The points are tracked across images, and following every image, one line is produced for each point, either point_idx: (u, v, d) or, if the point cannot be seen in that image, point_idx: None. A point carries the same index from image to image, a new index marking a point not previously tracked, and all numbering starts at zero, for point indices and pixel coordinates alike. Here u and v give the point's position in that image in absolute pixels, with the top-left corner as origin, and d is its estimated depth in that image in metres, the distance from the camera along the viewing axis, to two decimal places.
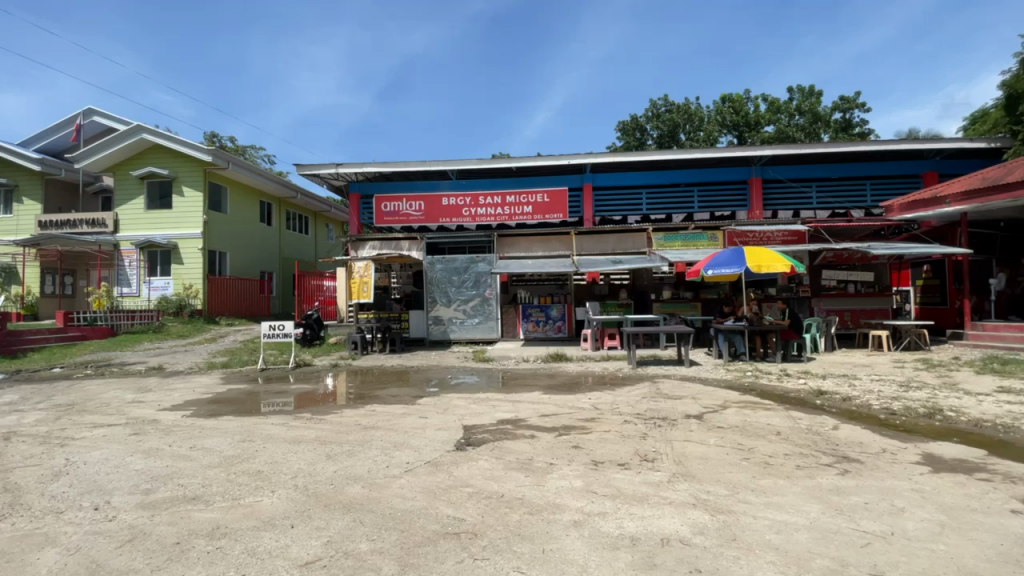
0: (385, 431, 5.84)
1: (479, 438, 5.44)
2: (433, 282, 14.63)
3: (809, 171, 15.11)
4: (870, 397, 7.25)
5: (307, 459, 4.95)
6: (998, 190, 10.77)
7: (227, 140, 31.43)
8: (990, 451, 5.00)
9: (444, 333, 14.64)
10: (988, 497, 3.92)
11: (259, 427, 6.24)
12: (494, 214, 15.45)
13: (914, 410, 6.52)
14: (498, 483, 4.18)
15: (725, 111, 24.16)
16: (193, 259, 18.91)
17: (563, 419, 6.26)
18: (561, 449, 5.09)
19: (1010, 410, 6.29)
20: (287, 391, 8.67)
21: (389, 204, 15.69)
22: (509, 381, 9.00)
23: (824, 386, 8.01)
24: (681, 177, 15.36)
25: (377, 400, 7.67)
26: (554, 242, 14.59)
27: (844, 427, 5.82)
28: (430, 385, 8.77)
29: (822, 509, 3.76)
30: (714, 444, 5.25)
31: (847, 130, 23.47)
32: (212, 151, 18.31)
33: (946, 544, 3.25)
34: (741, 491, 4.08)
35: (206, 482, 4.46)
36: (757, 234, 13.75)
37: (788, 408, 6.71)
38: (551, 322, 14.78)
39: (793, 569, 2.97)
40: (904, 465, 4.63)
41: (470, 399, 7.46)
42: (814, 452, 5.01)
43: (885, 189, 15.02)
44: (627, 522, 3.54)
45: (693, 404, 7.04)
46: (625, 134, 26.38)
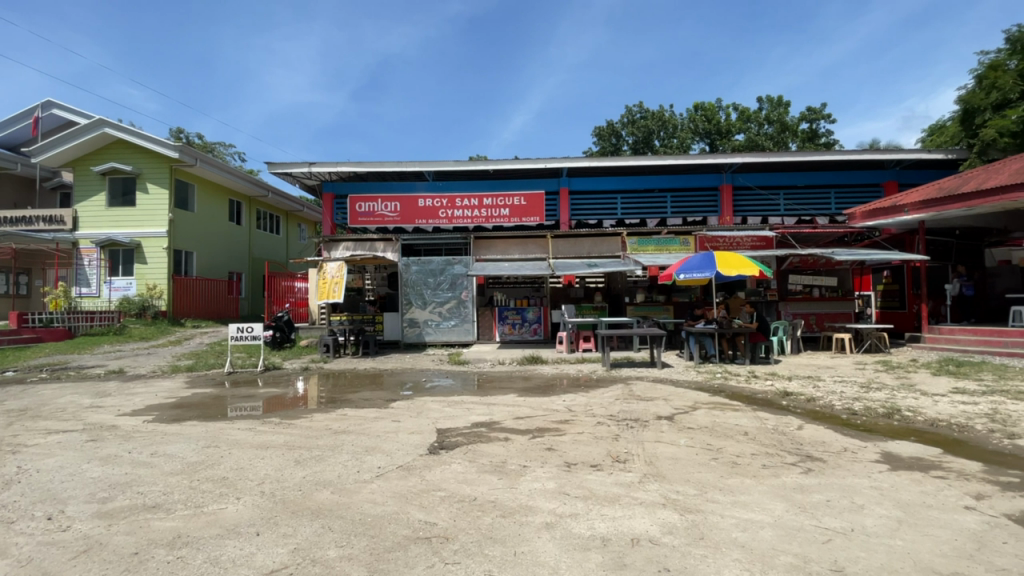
0: (355, 435, 5.75)
1: (452, 441, 5.40)
2: (408, 284, 14.53)
3: (777, 179, 15.57)
4: (833, 398, 7.52)
5: (274, 464, 4.83)
6: (955, 200, 11.29)
7: (195, 136, 30.57)
8: (944, 448, 5.24)
9: (418, 336, 14.51)
10: (943, 493, 4.10)
11: (224, 432, 6.05)
12: (470, 216, 15.38)
13: (874, 410, 6.78)
14: (471, 486, 4.16)
15: (698, 119, 24.65)
16: (158, 259, 18.26)
17: (538, 421, 6.28)
18: (534, 451, 5.10)
19: (963, 410, 6.61)
20: (255, 395, 8.46)
21: (363, 204, 15.47)
22: (484, 383, 9.01)
23: (790, 388, 8.27)
24: (655, 183, 15.64)
25: (350, 403, 7.54)
26: (530, 245, 14.66)
27: (807, 427, 6.00)
28: (403, 388, 8.69)
29: (786, 507, 3.86)
30: (684, 445, 5.35)
31: (813, 140, 24.31)
32: (179, 147, 17.72)
33: (903, 539, 3.38)
34: (709, 491, 4.16)
35: (167, 490, 4.30)
36: (727, 239, 14.10)
37: (755, 409, 6.91)
38: (527, 324, 14.80)
39: (758, 566, 3.05)
40: (864, 463, 4.80)
41: (445, 403, 7.39)
42: (780, 451, 5.15)
43: (849, 198, 15.59)
44: (599, 523, 3.57)
45: (664, 404, 7.19)
46: (601, 139, 26.72)
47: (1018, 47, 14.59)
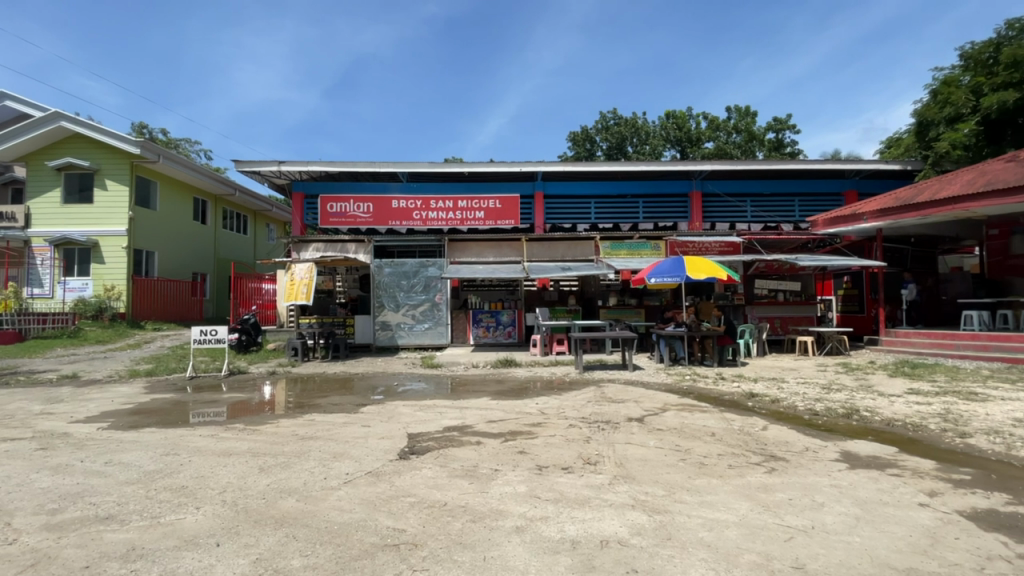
0: (323, 440, 5.62)
1: (423, 446, 5.34)
2: (381, 286, 14.35)
3: (744, 187, 16.02)
4: (796, 399, 7.76)
5: (236, 472, 4.68)
6: (909, 209, 11.82)
7: (159, 132, 29.58)
8: (901, 447, 5.47)
9: (391, 339, 14.33)
10: (899, 491, 4.27)
11: (184, 440, 5.82)
12: (445, 218, 15.28)
13: (835, 410, 7.04)
14: (441, 492, 4.12)
15: (669, 126, 25.17)
16: (116, 258, 17.50)
17: (510, 424, 6.27)
18: (506, 455, 5.08)
19: (916, 410, 6.92)
20: (218, 400, 8.17)
21: (335, 204, 15.22)
22: (457, 387, 8.95)
23: (756, 389, 8.50)
24: (627, 188, 15.88)
25: (318, 409, 7.36)
26: (504, 248, 14.66)
27: (772, 427, 6.19)
28: (374, 392, 8.56)
29: (750, 506, 3.96)
30: (654, 446, 5.43)
31: (779, 149, 25.13)
32: (140, 143, 17.04)
33: (860, 535, 3.51)
34: (677, 492, 4.23)
35: (121, 501, 4.10)
36: (696, 245, 14.42)
37: (722, 410, 7.07)
38: (501, 327, 14.81)
39: (723, 565, 3.11)
40: (824, 462, 4.97)
41: (416, 407, 7.31)
42: (745, 451, 5.28)
43: (812, 206, 16.16)
44: (569, 525, 3.58)
45: (635, 406, 7.28)
46: (575, 144, 27.00)
47: (970, 64, 15.50)
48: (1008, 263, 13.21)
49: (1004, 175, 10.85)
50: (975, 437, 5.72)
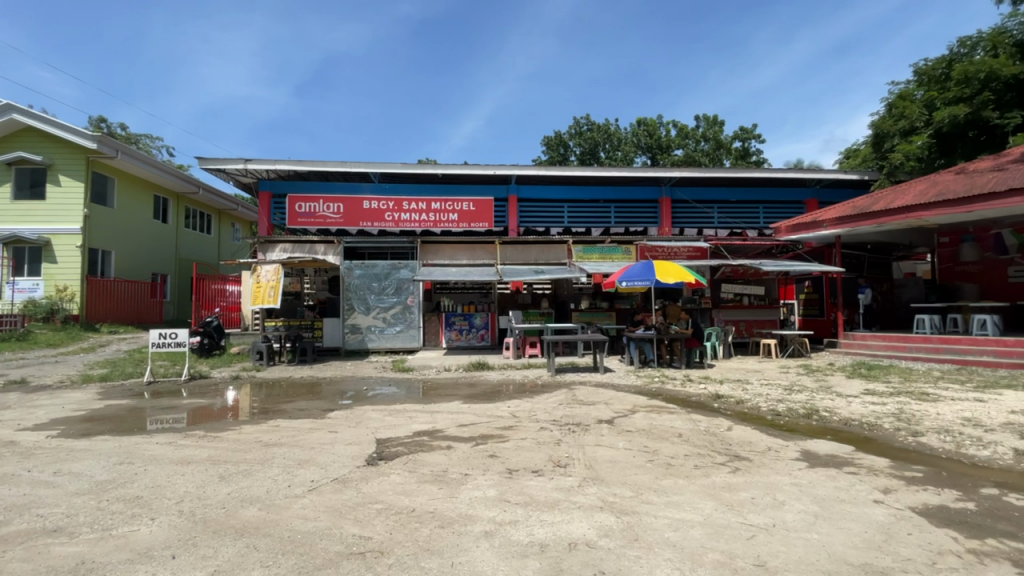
0: (288, 447, 5.47)
1: (392, 451, 5.26)
2: (351, 288, 14.11)
3: (712, 193, 16.43)
4: (759, 400, 7.99)
5: (195, 481, 4.51)
6: (867, 217, 12.33)
7: (118, 127, 28.41)
8: (858, 446, 5.69)
9: (360, 342, 14.09)
10: (855, 488, 4.44)
11: (140, 447, 5.58)
12: (418, 220, 15.10)
13: (796, 411, 7.28)
14: (409, 498, 4.06)
15: (640, 133, 25.64)
16: (70, 257, 16.66)
17: (481, 428, 6.24)
18: (477, 459, 5.05)
19: (872, 410, 7.23)
20: (177, 406, 7.85)
21: (303, 205, 14.84)
22: (428, 391, 8.83)
23: (721, 390, 8.73)
24: (599, 193, 16.08)
25: (284, 414, 7.15)
26: (477, 251, 14.60)
27: (736, 428, 6.37)
28: (342, 397, 8.38)
29: (715, 505, 4.05)
30: (623, 448, 5.50)
31: (745, 158, 25.91)
32: (97, 138, 16.27)
33: (818, 533, 3.63)
34: (644, 492, 4.30)
35: (70, 512, 3.90)
36: (666, 250, 14.70)
37: (689, 411, 7.22)
38: (474, 330, 14.74)
39: (688, 565, 3.16)
40: (786, 461, 5.13)
41: (385, 411, 7.19)
42: (711, 451, 5.41)
43: (776, 213, 16.70)
44: (537, 529, 3.58)
45: (605, 409, 7.36)
46: (549, 149, 27.22)
47: (924, 79, 16.45)
48: (957, 269, 13.98)
49: (953, 187, 11.46)
50: (926, 435, 6.02)
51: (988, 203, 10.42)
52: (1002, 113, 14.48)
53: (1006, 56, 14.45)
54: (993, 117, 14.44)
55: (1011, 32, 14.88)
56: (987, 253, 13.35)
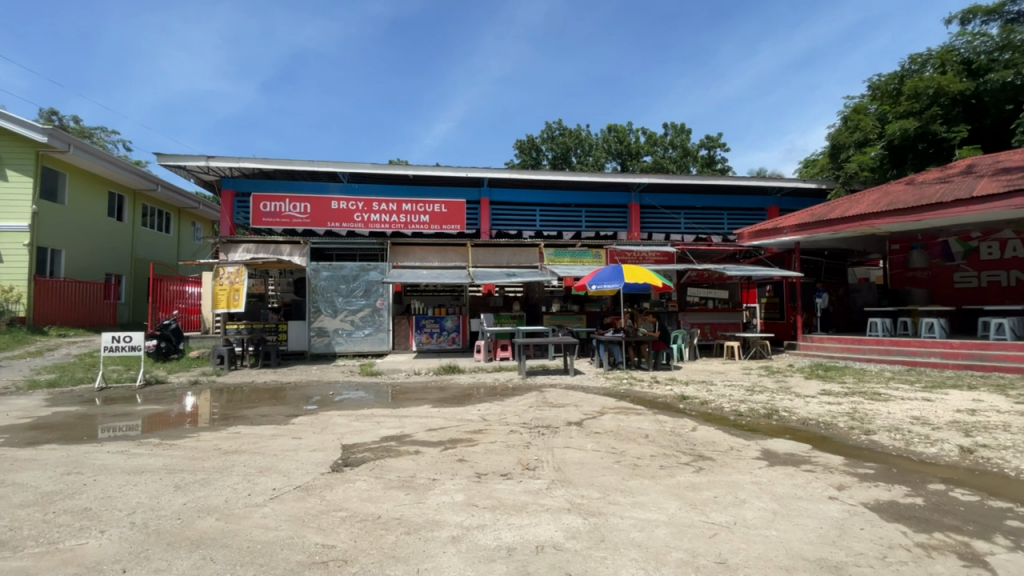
0: (249, 454, 5.30)
1: (358, 457, 5.16)
2: (317, 290, 13.81)
3: (678, 200, 16.84)
4: (722, 400, 8.21)
5: (148, 491, 4.30)
6: (824, 224, 12.85)
7: (70, 119, 27.02)
8: (815, 445, 5.91)
9: (327, 346, 13.78)
10: (812, 485, 4.62)
11: (89, 457, 5.30)
12: (388, 221, 15.00)
13: (757, 411, 7.52)
14: (375, 504, 3.99)
15: (611, 139, 26.03)
16: (15, 256, 15.70)
17: (450, 432, 6.19)
18: (445, 463, 5.01)
19: (828, 409, 7.53)
20: (131, 413, 7.49)
21: (268, 204, 14.54)
22: (397, 395, 8.72)
23: (686, 392, 8.93)
24: (570, 198, 16.23)
25: (245, 420, 6.93)
26: (449, 253, 14.50)
27: (701, 428, 6.54)
28: (308, 402, 8.17)
29: (679, 505, 4.14)
30: (591, 449, 5.55)
31: (711, 165, 26.65)
32: (49, 131, 15.43)
33: (777, 529, 3.76)
34: (611, 493, 4.35)
35: (12, 525, 3.66)
36: (635, 254, 14.95)
37: (656, 413, 7.35)
38: (445, 333, 14.63)
39: (653, 565, 3.21)
40: (747, 460, 5.29)
41: (352, 417, 7.05)
42: (676, 452, 5.53)
43: (739, 219, 17.25)
44: (505, 533, 3.58)
45: (575, 411, 7.42)
46: (522, 152, 27.36)
47: (878, 94, 17.33)
48: (907, 275, 14.68)
49: (903, 197, 12.08)
50: (878, 433, 6.31)
51: (935, 212, 11.01)
52: (949, 128, 15.45)
53: (953, 73, 15.36)
54: (941, 131, 15.38)
55: (958, 50, 15.81)
56: (934, 260, 14.09)
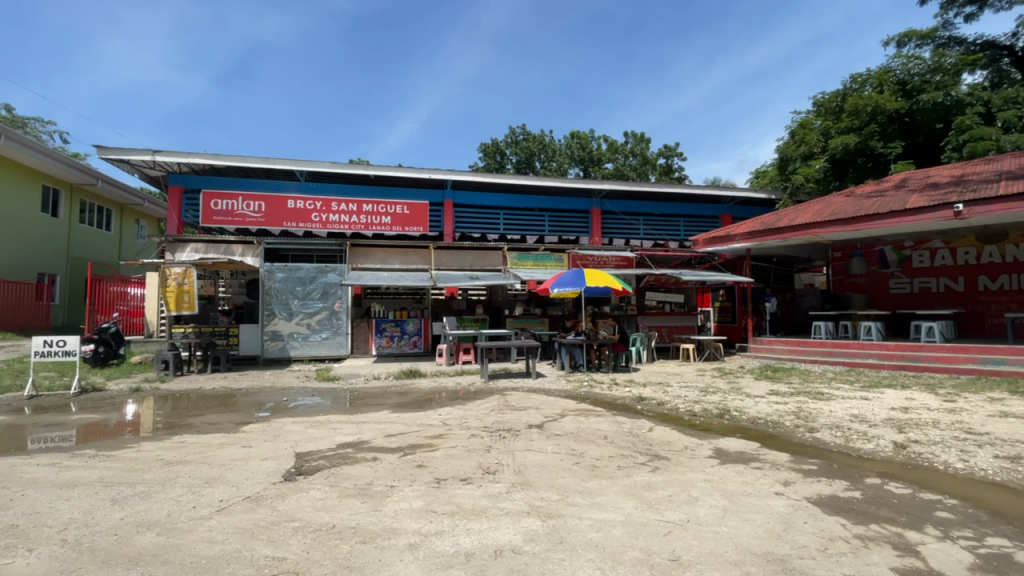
0: (195, 465, 5.05)
1: (312, 466, 5.00)
2: (272, 292, 13.33)
3: (638, 206, 17.27)
4: (678, 401, 8.47)
5: (82, 506, 4.02)
6: (773, 232, 13.47)
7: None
8: (764, 443, 6.17)
9: (281, 350, 13.33)
10: (760, 482, 4.82)
11: (15, 471, 4.90)
12: (347, 221, 14.64)
13: (711, 411, 7.80)
14: (330, 514, 3.88)
15: (574, 146, 26.45)
16: None
17: (410, 438, 6.10)
18: (404, 469, 4.94)
19: (776, 409, 7.88)
20: (64, 423, 6.99)
21: (219, 202, 13.95)
22: (355, 401, 8.51)
23: (644, 393, 9.15)
24: (534, 202, 16.37)
25: (192, 429, 6.60)
26: (411, 255, 14.31)
27: (657, 428, 6.72)
28: (260, 410, 7.86)
29: (635, 504, 4.23)
30: (551, 452, 5.60)
31: (669, 173, 27.49)
32: None
33: (727, 525, 3.90)
34: (570, 495, 4.40)
35: None
36: (596, 258, 15.21)
37: (615, 414, 7.50)
38: (406, 337, 14.41)
39: (609, 564, 3.27)
40: (700, 459, 5.47)
41: (307, 424, 6.83)
42: (633, 452, 5.66)
43: (695, 226, 17.83)
44: (463, 538, 3.55)
45: (536, 413, 7.47)
46: (486, 156, 27.40)
47: (823, 110, 18.35)
48: (848, 281, 15.57)
49: (844, 208, 12.84)
50: (821, 431, 6.67)
51: (872, 223, 11.75)
52: (885, 144, 16.61)
53: (890, 93, 16.41)
54: (878, 147, 16.53)
55: (894, 71, 16.91)
56: (872, 267, 15.01)
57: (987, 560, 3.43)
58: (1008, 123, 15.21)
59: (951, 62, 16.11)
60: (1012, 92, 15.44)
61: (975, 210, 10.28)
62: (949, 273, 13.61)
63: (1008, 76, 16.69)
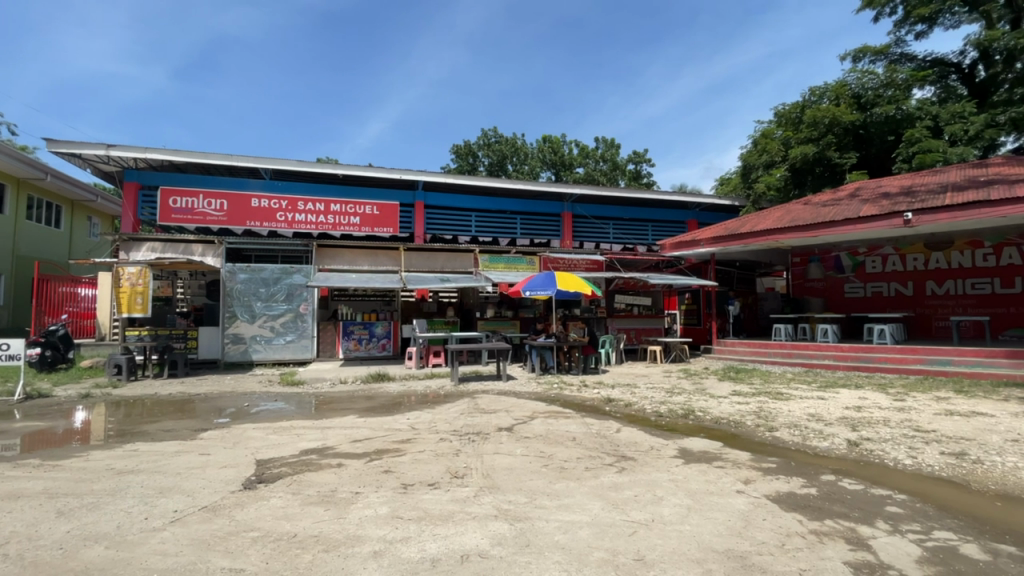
0: (148, 474, 4.84)
1: (273, 473, 4.86)
2: (233, 294, 12.91)
3: (608, 211, 17.53)
4: (645, 402, 8.64)
5: (24, 519, 3.79)
6: (736, 238, 13.89)
7: None
8: (726, 443, 6.35)
9: (243, 354, 12.92)
10: (722, 480, 4.96)
11: None
12: (314, 221, 14.33)
13: (676, 411, 7.97)
14: (291, 522, 3.78)
15: (546, 150, 26.66)
16: None
17: (376, 443, 6.01)
18: (370, 475, 4.85)
19: (738, 409, 8.12)
20: (6, 431, 6.58)
21: (178, 199, 13.45)
22: (321, 405, 8.31)
23: (612, 394, 9.29)
24: (505, 205, 16.39)
25: (146, 437, 6.32)
26: (380, 256, 14.10)
27: (624, 429, 6.81)
28: (220, 416, 7.57)
29: (602, 505, 4.29)
30: (520, 454, 5.62)
31: (638, 179, 28.02)
32: None
33: (690, 524, 3.99)
34: (537, 497, 4.42)
35: None
36: (567, 261, 15.35)
37: (584, 416, 7.58)
38: (374, 340, 14.18)
39: (575, 565, 3.30)
40: (665, 459, 5.59)
41: (269, 430, 6.63)
42: (601, 453, 5.73)
43: (663, 231, 18.22)
44: (429, 544, 3.52)
45: (505, 416, 7.47)
46: (458, 158, 27.31)
47: (784, 120, 19.06)
48: (806, 285, 16.17)
49: (803, 215, 13.36)
50: (780, 430, 6.90)
51: (828, 229, 12.27)
52: (841, 154, 17.39)
53: (846, 106, 17.18)
54: (834, 158, 17.31)
55: (850, 85, 17.65)
56: (828, 272, 15.65)
57: (935, 552, 3.61)
58: (954, 137, 16.17)
59: (902, 78, 16.98)
60: (957, 108, 16.41)
61: (923, 219, 10.86)
62: (899, 278, 14.34)
63: (953, 92, 17.72)
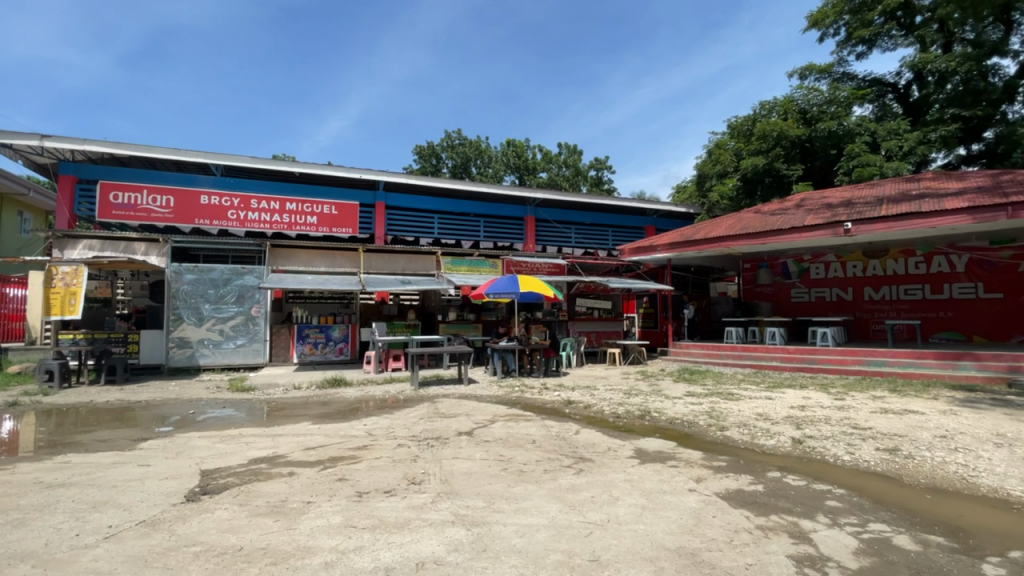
0: (81, 487, 4.53)
1: (219, 484, 4.65)
2: (179, 296, 12.29)
3: (570, 215, 17.75)
4: (603, 404, 8.79)
5: None
6: (691, 244, 14.35)
7: None
8: (680, 443, 6.53)
9: (189, 359, 12.31)
10: (675, 479, 5.12)
11: None
12: (268, 221, 13.85)
13: (633, 413, 8.15)
14: (237, 535, 3.62)
15: (510, 154, 26.77)
16: None
17: (331, 450, 5.85)
18: (324, 484, 4.72)
19: (691, 409, 8.40)
20: None
21: (119, 195, 12.70)
22: (273, 412, 8.02)
23: (572, 397, 9.39)
24: (468, 207, 16.34)
25: (79, 448, 5.91)
26: (338, 258, 13.74)
27: (582, 431, 6.91)
28: (162, 424, 7.16)
29: (559, 507, 4.33)
30: (479, 458, 5.60)
31: (599, 185, 28.56)
32: None
33: (644, 523, 4.09)
34: (495, 502, 4.41)
35: None
36: (529, 265, 15.43)
37: (544, 418, 7.64)
38: (331, 343, 13.82)
39: (531, 569, 3.32)
40: (621, 459, 5.70)
41: (217, 438, 6.34)
42: (559, 455, 5.78)
43: (622, 235, 18.62)
44: (384, 552, 3.46)
45: (465, 420, 7.43)
46: (421, 158, 27.05)
47: (736, 132, 19.90)
48: (756, 290, 16.90)
49: (753, 223, 13.95)
50: (731, 429, 7.16)
51: (777, 237, 12.86)
52: (789, 166, 18.30)
53: (793, 120, 18.08)
54: (782, 168, 18.23)
55: (797, 100, 18.58)
56: (776, 278, 16.42)
57: (870, 544, 3.84)
58: (890, 152, 17.30)
59: (844, 95, 18.03)
60: (893, 126, 17.57)
61: (862, 228, 11.57)
62: (841, 283, 15.18)
63: (889, 111, 18.98)
